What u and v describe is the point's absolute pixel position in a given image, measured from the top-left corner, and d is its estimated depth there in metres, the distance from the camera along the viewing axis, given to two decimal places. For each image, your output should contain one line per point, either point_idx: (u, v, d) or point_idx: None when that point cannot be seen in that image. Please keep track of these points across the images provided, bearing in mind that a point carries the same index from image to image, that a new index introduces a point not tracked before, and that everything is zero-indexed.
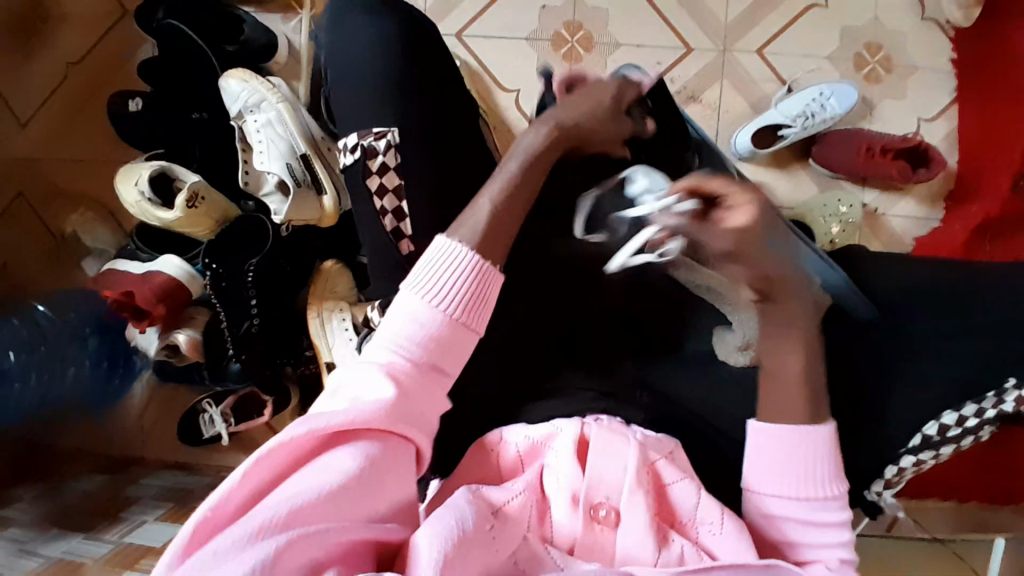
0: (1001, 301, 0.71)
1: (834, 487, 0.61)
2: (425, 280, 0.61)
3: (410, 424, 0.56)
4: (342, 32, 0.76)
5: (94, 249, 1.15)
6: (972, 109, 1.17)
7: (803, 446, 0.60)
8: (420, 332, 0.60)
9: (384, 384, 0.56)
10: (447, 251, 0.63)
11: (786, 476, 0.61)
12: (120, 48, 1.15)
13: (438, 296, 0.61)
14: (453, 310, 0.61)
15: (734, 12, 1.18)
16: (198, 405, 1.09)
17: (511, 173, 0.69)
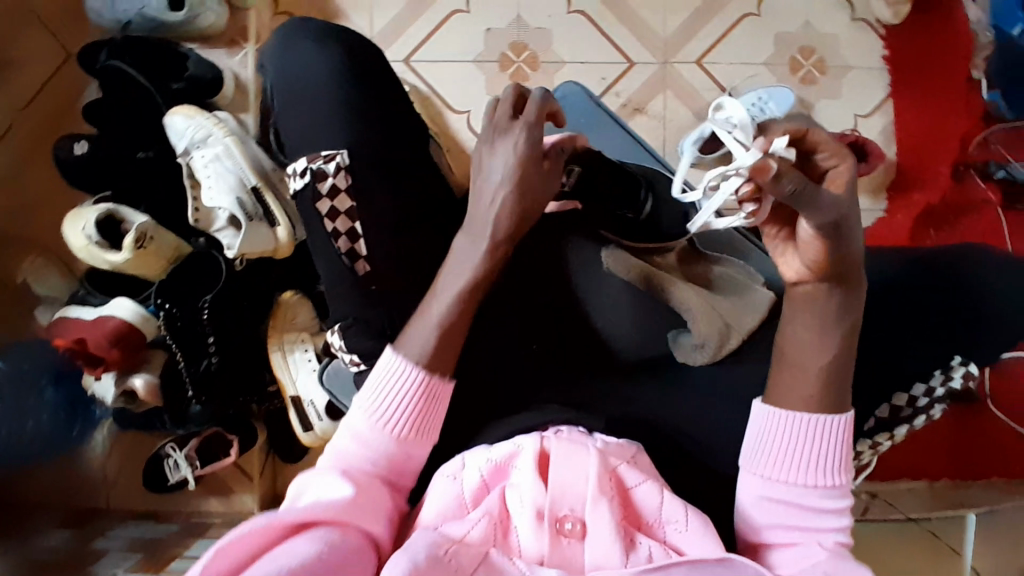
0: (932, 283, 0.77)
1: (841, 476, 0.61)
2: (375, 400, 0.64)
3: (367, 518, 0.58)
4: (282, 60, 0.74)
5: (47, 297, 1.08)
6: (905, 103, 1.23)
7: (817, 433, 0.61)
8: (373, 443, 0.63)
9: (338, 488, 0.59)
10: (393, 369, 0.64)
11: (796, 463, 0.61)
12: (63, 92, 1.14)
13: (387, 414, 0.63)
14: (401, 428, 0.63)
15: (672, 26, 1.22)
16: (162, 450, 1.05)
17: (460, 260, 0.65)
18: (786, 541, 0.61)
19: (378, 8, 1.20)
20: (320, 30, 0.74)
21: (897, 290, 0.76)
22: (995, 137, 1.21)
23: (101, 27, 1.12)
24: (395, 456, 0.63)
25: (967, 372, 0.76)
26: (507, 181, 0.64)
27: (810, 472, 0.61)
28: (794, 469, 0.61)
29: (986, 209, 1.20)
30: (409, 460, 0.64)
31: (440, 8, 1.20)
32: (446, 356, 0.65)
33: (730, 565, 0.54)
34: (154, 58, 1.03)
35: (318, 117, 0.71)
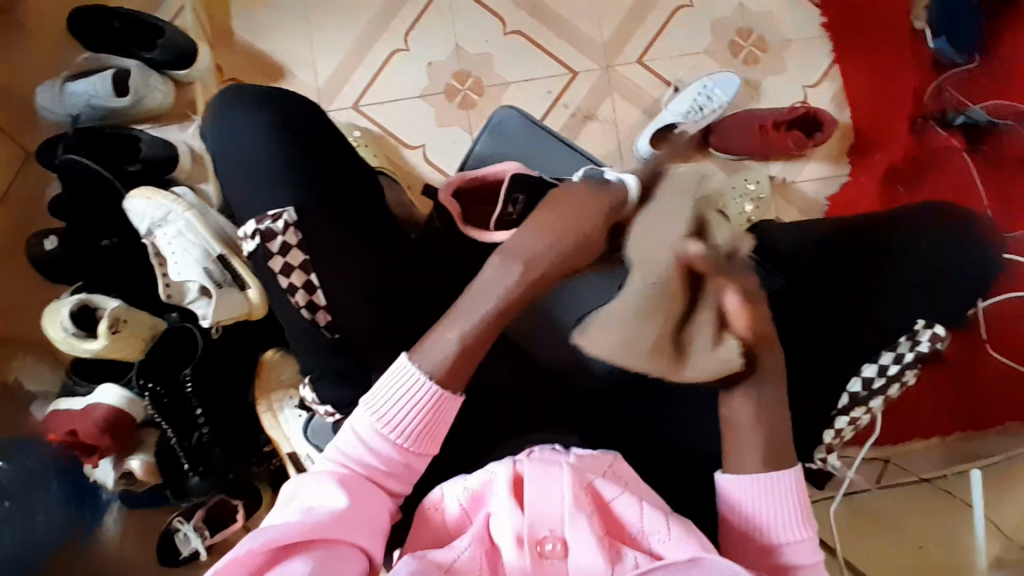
0: (876, 253, 0.79)
1: (801, 531, 0.63)
2: (378, 406, 0.64)
3: (359, 533, 0.58)
4: (220, 129, 0.75)
5: (41, 393, 1.09)
6: (852, 65, 1.23)
7: (767, 493, 0.64)
8: (373, 447, 0.63)
9: (336, 496, 0.60)
10: (402, 378, 0.64)
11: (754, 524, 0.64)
12: (26, 190, 1.16)
13: (389, 423, 0.63)
14: (403, 437, 0.63)
15: (609, 31, 1.24)
16: (171, 525, 1.05)
17: (476, 314, 0.64)
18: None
19: (320, 61, 1.23)
20: (254, 98, 0.76)
21: (842, 268, 0.80)
22: (948, 84, 1.20)
23: (54, 120, 1.14)
24: (395, 463, 0.64)
25: (933, 335, 0.76)
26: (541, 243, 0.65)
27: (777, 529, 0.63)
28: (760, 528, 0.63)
29: (952, 155, 1.17)
30: (411, 470, 0.64)
31: (379, 51, 1.23)
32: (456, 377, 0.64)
33: (702, 564, 0.55)
34: (109, 144, 1.05)
35: (261, 181, 0.72)
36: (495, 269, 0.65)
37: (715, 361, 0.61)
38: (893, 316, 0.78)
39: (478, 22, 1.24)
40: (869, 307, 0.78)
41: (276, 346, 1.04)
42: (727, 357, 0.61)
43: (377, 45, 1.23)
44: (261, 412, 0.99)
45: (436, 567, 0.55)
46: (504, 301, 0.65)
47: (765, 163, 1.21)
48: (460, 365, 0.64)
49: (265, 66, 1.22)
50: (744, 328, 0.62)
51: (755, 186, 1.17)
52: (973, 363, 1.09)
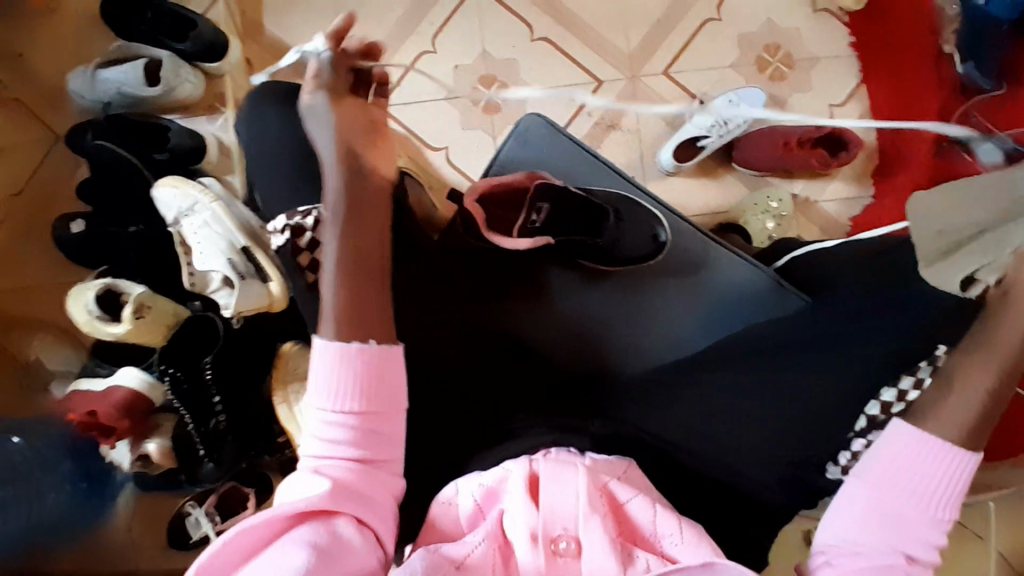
0: None
1: (947, 511, 0.61)
2: (320, 385, 0.63)
3: (352, 508, 0.59)
4: (252, 129, 0.77)
5: (60, 372, 1.12)
6: (877, 86, 1.23)
7: (944, 459, 0.61)
8: (337, 426, 0.62)
9: (315, 479, 0.60)
10: (327, 349, 0.63)
11: (910, 478, 0.61)
12: (54, 174, 1.19)
13: (334, 396, 0.62)
14: (350, 404, 0.62)
15: (636, 41, 1.25)
16: (181, 508, 1.07)
17: (335, 248, 0.67)
18: (885, 539, 0.61)
19: None
20: (280, 97, 0.78)
21: None
22: (974, 109, 1.19)
23: (85, 107, 1.16)
24: (359, 434, 0.62)
25: None
26: (329, 146, 0.69)
27: (929, 487, 0.61)
28: (916, 479, 0.61)
29: None
30: (382, 436, 0.63)
31: (408, 51, 1.24)
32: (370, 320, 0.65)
33: (714, 569, 0.55)
34: (140, 132, 1.07)
35: (290, 180, 0.75)
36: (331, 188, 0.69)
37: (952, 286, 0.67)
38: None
39: (507, 28, 1.25)
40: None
41: (292, 338, 1.05)
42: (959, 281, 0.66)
43: (406, 46, 1.25)
44: (276, 402, 1.00)
45: (450, 562, 0.56)
46: (344, 219, 0.67)
47: (788, 179, 1.21)
48: (356, 304, 0.65)
49: None
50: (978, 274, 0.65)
51: (778, 205, 1.15)
52: None
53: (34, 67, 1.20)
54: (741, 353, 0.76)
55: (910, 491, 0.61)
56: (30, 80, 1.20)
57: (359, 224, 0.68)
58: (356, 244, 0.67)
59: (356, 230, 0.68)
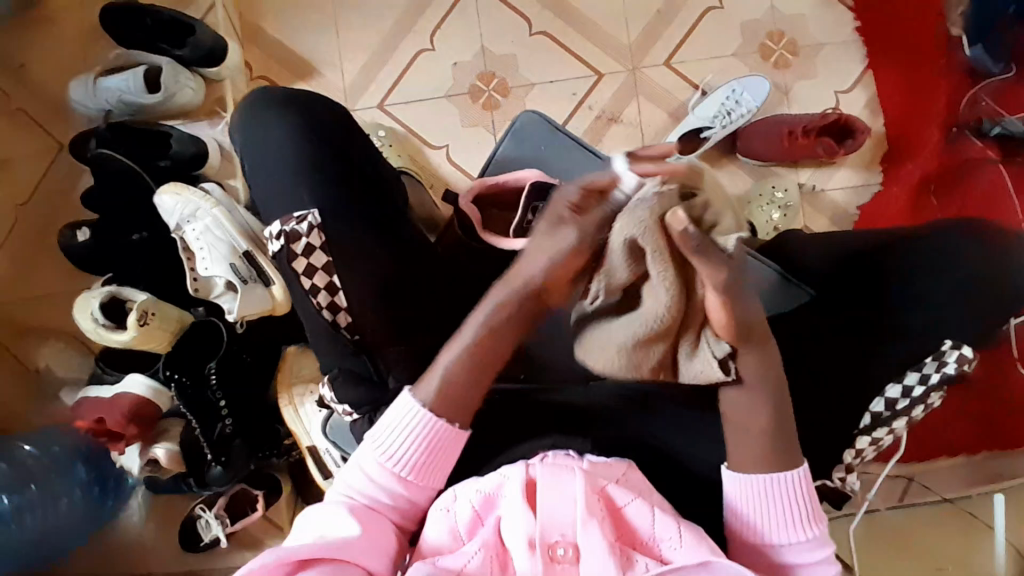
0: (905, 271, 0.78)
1: (808, 528, 0.63)
2: (380, 444, 0.65)
3: (373, 558, 0.60)
4: (249, 133, 0.77)
5: (69, 379, 1.14)
6: (884, 71, 1.20)
7: (774, 490, 0.63)
8: (381, 482, 0.65)
9: (346, 523, 0.62)
10: (403, 417, 0.65)
11: (762, 522, 0.64)
12: (59, 182, 1.20)
13: (391, 458, 0.65)
14: (405, 471, 0.65)
15: (635, 32, 1.23)
16: (192, 512, 1.08)
17: (465, 343, 0.66)
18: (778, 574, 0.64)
19: (347, 60, 1.24)
20: (277, 101, 0.77)
21: (868, 282, 0.78)
22: (985, 92, 1.17)
23: (87, 115, 1.17)
24: (401, 497, 0.65)
25: (961, 356, 0.74)
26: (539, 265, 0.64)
27: (779, 518, 0.63)
28: (770, 520, 0.64)
29: (986, 166, 1.14)
30: (415, 504, 0.66)
31: (405, 50, 1.24)
32: (458, 408, 0.66)
33: (710, 567, 0.56)
34: (142, 138, 1.08)
35: (284, 184, 0.74)
36: (494, 288, 0.66)
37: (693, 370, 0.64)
38: (923, 336, 0.76)
39: (504, 23, 1.23)
40: (893, 325, 0.76)
41: (297, 341, 1.05)
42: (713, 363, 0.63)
43: (402, 45, 1.24)
44: (282, 405, 1.00)
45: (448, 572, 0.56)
46: (497, 314, 0.66)
47: (793, 170, 1.18)
48: (456, 392, 0.66)
49: (292, 65, 1.24)
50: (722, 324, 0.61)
51: (784, 195, 1.16)
52: (1007, 386, 1.06)
53: (37, 76, 1.21)
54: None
55: (764, 528, 0.64)
56: (33, 89, 1.21)
57: (496, 335, 0.66)
58: (487, 356, 0.66)
59: (495, 339, 0.66)
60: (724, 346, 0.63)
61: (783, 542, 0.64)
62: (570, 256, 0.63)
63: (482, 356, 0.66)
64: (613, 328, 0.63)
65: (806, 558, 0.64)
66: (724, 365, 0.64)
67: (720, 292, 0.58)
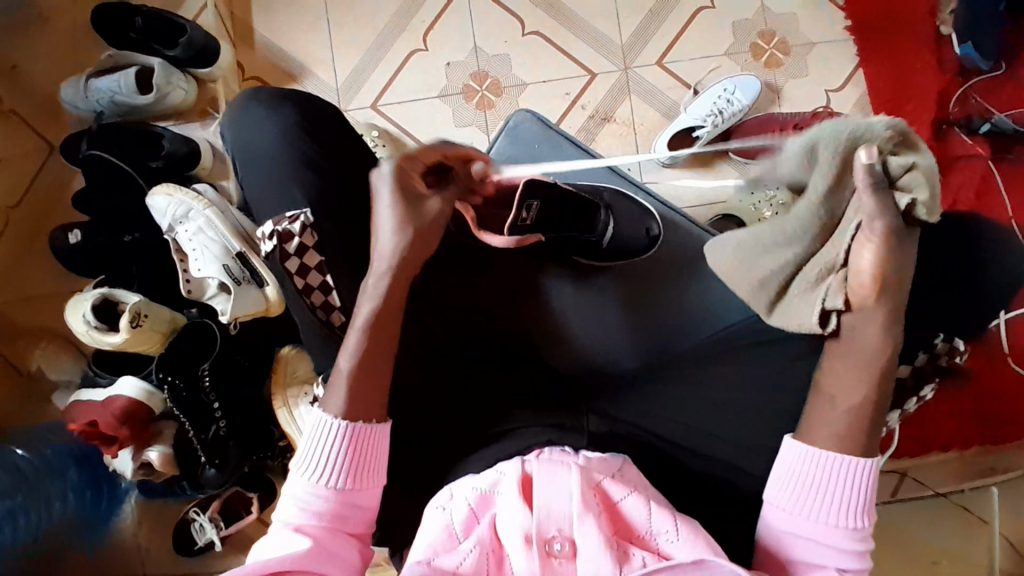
0: None
1: (862, 519, 0.62)
2: (309, 460, 0.65)
3: (328, 569, 0.61)
4: (240, 133, 0.76)
5: (61, 381, 1.13)
6: (873, 69, 1.21)
7: (841, 471, 0.62)
8: (319, 502, 0.64)
9: (296, 540, 0.61)
10: (322, 429, 0.66)
11: (818, 495, 0.63)
12: (50, 186, 1.19)
13: (322, 471, 0.65)
14: (338, 479, 0.65)
15: (628, 31, 1.23)
16: (186, 514, 1.07)
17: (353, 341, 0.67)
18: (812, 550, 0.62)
19: (340, 59, 1.24)
20: (270, 99, 0.77)
21: None
22: (974, 90, 1.18)
23: (79, 117, 1.16)
24: (344, 507, 0.65)
25: (953, 348, 0.77)
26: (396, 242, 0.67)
27: (838, 498, 0.62)
28: (828, 496, 0.62)
29: (975, 162, 1.15)
30: (362, 509, 0.66)
31: (398, 50, 1.23)
32: (369, 404, 0.67)
33: (704, 565, 0.55)
34: (132, 140, 1.07)
35: (277, 184, 0.74)
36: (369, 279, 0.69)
37: (807, 314, 0.65)
38: (915, 331, 0.76)
39: (498, 22, 1.23)
40: None
41: (292, 343, 1.06)
42: (812, 309, 0.65)
43: (396, 44, 1.24)
44: (276, 406, 1.00)
45: (445, 571, 0.56)
46: (386, 298, 0.68)
47: None
48: (358, 385, 0.66)
49: (285, 65, 1.24)
50: (856, 284, 0.62)
51: None
52: (1000, 379, 1.07)
53: (25, 77, 1.20)
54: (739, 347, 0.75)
55: (816, 503, 0.63)
56: (23, 91, 1.20)
57: (386, 320, 0.68)
58: (387, 342, 0.68)
59: (381, 329, 0.67)
60: (839, 299, 0.63)
61: (827, 524, 0.62)
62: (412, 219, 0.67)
63: (378, 340, 0.67)
64: (749, 233, 0.68)
65: (843, 547, 0.62)
66: (824, 317, 0.65)
67: (876, 237, 0.59)
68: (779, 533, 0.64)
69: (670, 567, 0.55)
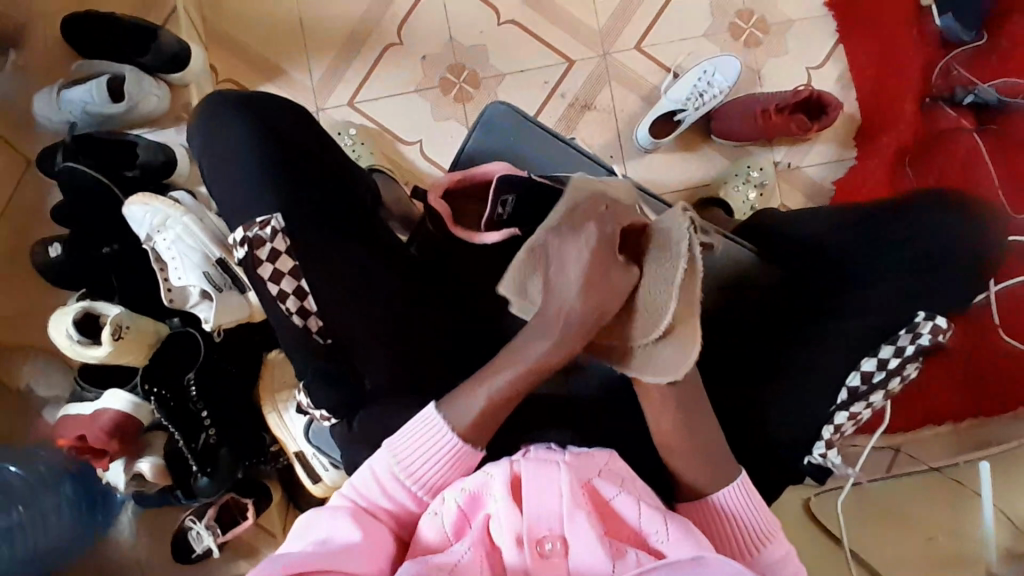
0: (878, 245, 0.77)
1: (769, 526, 0.64)
2: (403, 451, 0.65)
3: (372, 567, 0.58)
4: (208, 138, 0.75)
5: (50, 397, 1.13)
6: (855, 46, 1.19)
7: (723, 507, 0.65)
8: (389, 495, 0.64)
9: (351, 528, 0.59)
10: (431, 425, 0.66)
11: (724, 536, 0.65)
12: (28, 199, 1.18)
13: (410, 472, 0.65)
14: (417, 488, 0.64)
15: (606, 16, 1.22)
16: (183, 523, 1.07)
17: (502, 381, 0.66)
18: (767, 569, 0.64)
19: (315, 58, 1.22)
20: (236, 103, 0.76)
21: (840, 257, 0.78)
22: (956, 63, 1.17)
23: (53, 128, 1.15)
24: (407, 512, 0.64)
25: (935, 326, 0.72)
26: (574, 305, 0.63)
27: (738, 529, 0.64)
28: (730, 532, 0.65)
29: (960, 135, 1.15)
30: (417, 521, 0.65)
31: (374, 46, 1.22)
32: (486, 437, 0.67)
33: (704, 563, 0.54)
34: (104, 149, 1.05)
35: (248, 189, 0.73)
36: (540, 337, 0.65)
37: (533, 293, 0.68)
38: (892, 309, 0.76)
39: (473, 13, 1.22)
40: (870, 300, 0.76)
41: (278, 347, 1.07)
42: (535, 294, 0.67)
43: (371, 39, 1.22)
44: (266, 412, 0.99)
45: (438, 570, 0.55)
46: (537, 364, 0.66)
47: (768, 149, 1.18)
48: (487, 420, 0.66)
49: (260, 66, 1.22)
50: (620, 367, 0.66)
51: (758, 173, 1.15)
52: (987, 352, 1.10)
53: None
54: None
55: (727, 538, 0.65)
56: None
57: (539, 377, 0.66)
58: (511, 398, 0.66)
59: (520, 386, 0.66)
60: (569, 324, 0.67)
61: (750, 547, 0.64)
62: (594, 270, 0.62)
63: (513, 397, 0.67)
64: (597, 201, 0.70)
65: (775, 555, 0.64)
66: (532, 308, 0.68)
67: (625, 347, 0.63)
68: None
69: (665, 565, 0.54)
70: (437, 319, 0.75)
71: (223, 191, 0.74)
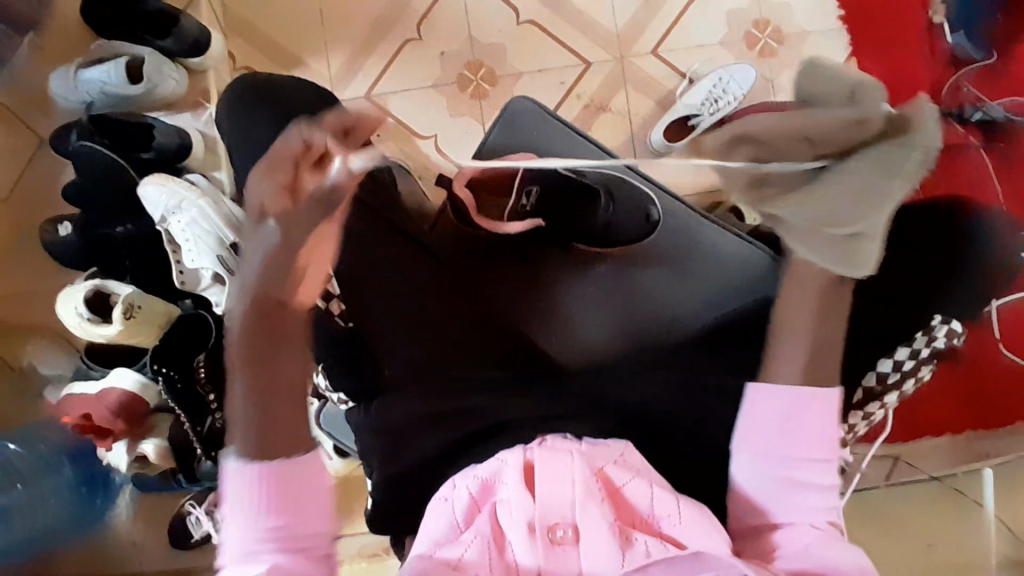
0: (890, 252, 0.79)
1: (828, 453, 0.66)
2: (236, 498, 0.64)
3: None
4: (236, 120, 0.76)
5: (53, 376, 1.11)
6: (868, 60, 1.21)
7: (804, 411, 0.66)
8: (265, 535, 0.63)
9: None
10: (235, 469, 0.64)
11: (782, 442, 0.66)
12: (39, 177, 1.17)
13: (254, 510, 0.63)
14: (264, 524, 0.62)
15: (623, 20, 1.23)
16: (183, 508, 1.08)
17: (238, 393, 0.66)
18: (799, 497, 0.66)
19: (333, 50, 1.23)
20: (264, 90, 0.77)
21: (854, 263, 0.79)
22: (966, 80, 1.18)
23: (68, 108, 1.15)
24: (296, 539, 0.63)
25: (950, 331, 0.76)
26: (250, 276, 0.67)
27: (803, 442, 0.66)
28: (792, 443, 0.66)
29: (968, 151, 1.16)
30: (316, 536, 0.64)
31: (392, 40, 1.23)
32: (287, 442, 0.65)
33: (704, 559, 0.56)
34: (121, 130, 1.05)
35: None
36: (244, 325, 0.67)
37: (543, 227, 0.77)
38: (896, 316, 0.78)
39: (493, 12, 1.23)
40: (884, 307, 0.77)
41: None
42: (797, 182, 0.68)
43: (391, 33, 1.23)
44: None
45: (443, 565, 0.56)
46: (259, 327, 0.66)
47: None
48: (263, 428, 0.65)
49: (278, 56, 1.22)
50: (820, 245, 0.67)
51: None
52: (990, 366, 1.11)
53: None
54: (736, 331, 0.76)
55: (779, 444, 0.66)
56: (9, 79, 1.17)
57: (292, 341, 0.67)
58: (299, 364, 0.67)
59: (272, 365, 0.66)
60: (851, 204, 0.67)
61: (804, 462, 0.65)
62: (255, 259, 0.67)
63: (260, 381, 0.66)
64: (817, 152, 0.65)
65: (817, 480, 0.66)
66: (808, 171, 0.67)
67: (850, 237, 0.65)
68: (755, 480, 0.67)
69: (666, 560, 0.56)
70: (453, 307, 0.75)
71: (248, 173, 0.76)
